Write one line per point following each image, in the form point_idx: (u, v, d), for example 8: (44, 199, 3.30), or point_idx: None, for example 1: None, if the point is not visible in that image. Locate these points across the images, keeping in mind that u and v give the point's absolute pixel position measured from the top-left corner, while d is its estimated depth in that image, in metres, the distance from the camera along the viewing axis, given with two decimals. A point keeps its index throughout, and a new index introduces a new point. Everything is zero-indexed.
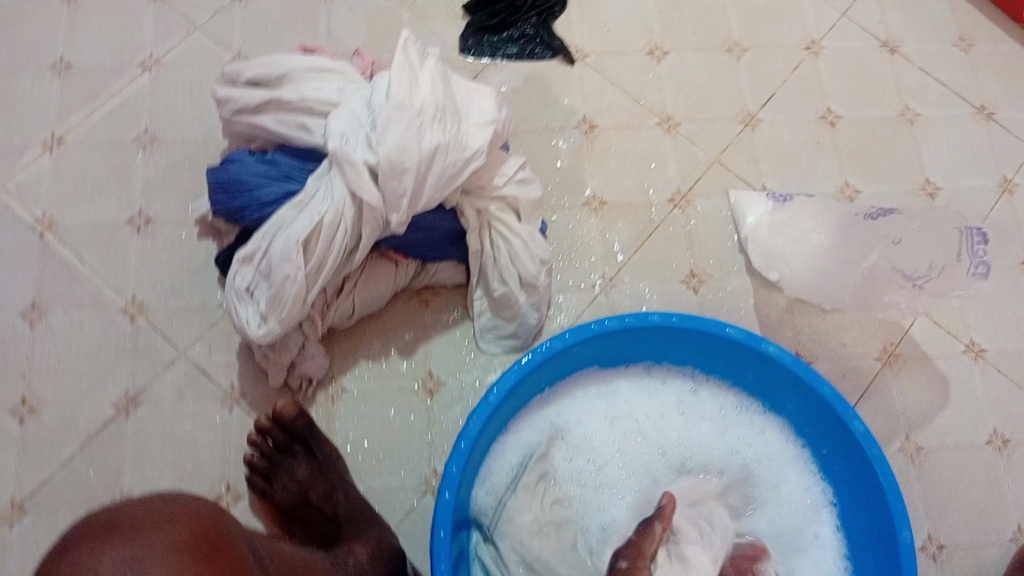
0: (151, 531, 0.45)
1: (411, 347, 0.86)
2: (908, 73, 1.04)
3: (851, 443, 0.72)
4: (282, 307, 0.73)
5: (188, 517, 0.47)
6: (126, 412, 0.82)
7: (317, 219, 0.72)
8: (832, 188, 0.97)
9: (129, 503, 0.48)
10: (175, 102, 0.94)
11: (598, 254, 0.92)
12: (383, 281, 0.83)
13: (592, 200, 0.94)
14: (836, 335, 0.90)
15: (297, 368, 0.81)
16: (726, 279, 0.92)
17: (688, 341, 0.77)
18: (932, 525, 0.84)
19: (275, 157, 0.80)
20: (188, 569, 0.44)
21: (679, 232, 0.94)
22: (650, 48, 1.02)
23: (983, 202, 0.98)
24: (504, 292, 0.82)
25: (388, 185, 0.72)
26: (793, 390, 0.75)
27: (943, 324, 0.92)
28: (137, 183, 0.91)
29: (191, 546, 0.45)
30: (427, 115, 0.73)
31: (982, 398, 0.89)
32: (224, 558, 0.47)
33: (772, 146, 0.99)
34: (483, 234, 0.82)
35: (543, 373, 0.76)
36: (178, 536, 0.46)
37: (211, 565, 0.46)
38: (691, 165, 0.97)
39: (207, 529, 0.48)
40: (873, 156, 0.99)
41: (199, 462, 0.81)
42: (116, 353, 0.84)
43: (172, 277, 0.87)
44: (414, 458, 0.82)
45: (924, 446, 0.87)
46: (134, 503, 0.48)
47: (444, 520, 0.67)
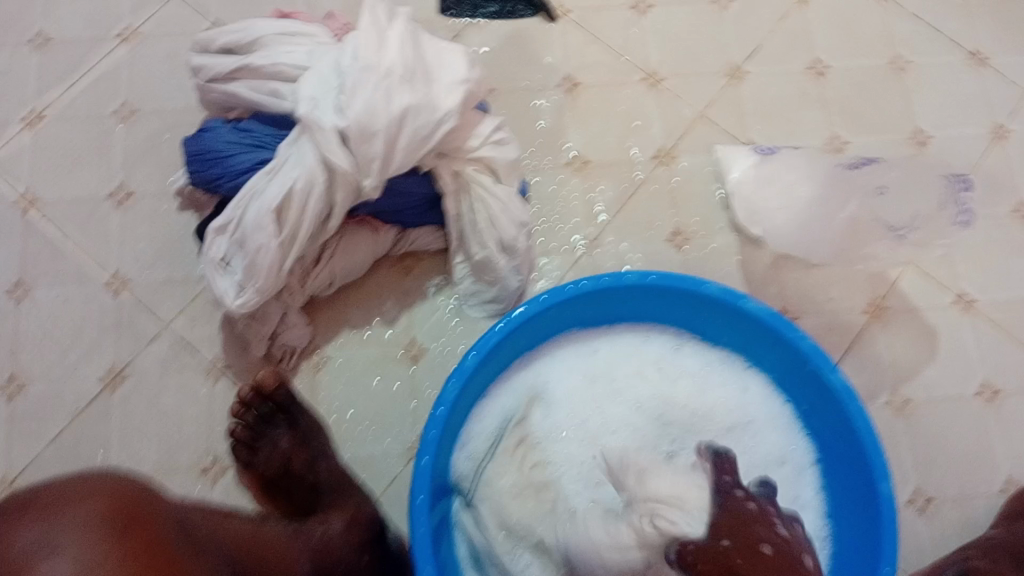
0: (67, 508, 0.45)
1: (394, 314, 0.86)
2: (900, 19, 1.01)
3: (831, 397, 0.72)
4: (258, 276, 0.73)
5: (107, 494, 0.47)
6: (112, 385, 0.82)
7: (288, 185, 0.72)
8: (820, 141, 0.95)
9: (58, 481, 0.48)
10: (153, 72, 0.94)
11: (581, 215, 0.91)
12: (362, 248, 0.82)
13: (575, 160, 0.93)
14: (822, 290, 0.89)
15: (279, 338, 0.82)
16: (710, 237, 0.91)
17: (668, 300, 0.76)
18: (919, 478, 0.84)
19: (250, 125, 0.80)
20: (102, 549, 0.44)
21: (663, 190, 0.93)
22: (633, 2, 1.00)
23: (976, 149, 0.96)
24: (484, 256, 0.82)
25: (358, 150, 0.71)
26: (773, 345, 0.75)
27: (932, 277, 0.90)
28: (116, 156, 0.90)
29: (105, 526, 0.45)
30: (396, 76, 0.72)
31: (972, 350, 0.88)
32: (140, 533, 0.46)
33: (758, 100, 0.97)
34: (460, 198, 0.81)
35: (522, 336, 0.76)
36: (91, 513, 0.45)
37: (126, 542, 0.45)
38: (675, 121, 0.96)
39: (124, 505, 0.47)
40: (862, 106, 0.97)
41: (185, 433, 0.81)
42: (101, 327, 0.84)
43: (154, 250, 0.87)
44: (398, 425, 0.82)
45: (912, 399, 0.86)
46: (55, 483, 0.48)
47: (423, 484, 0.67)
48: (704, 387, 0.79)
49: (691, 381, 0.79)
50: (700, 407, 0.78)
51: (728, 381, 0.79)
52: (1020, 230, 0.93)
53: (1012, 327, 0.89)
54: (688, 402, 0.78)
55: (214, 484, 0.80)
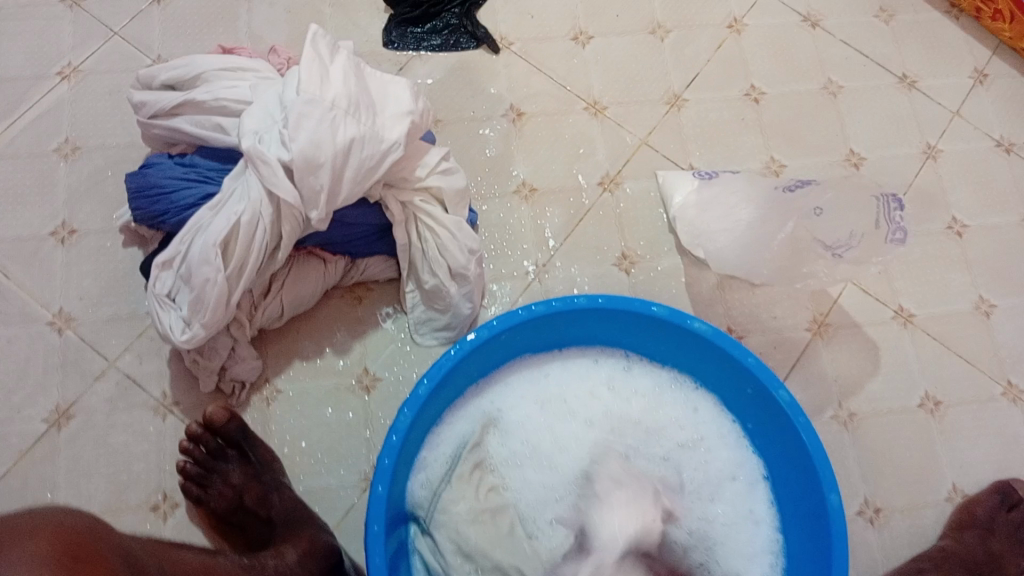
0: (15, 545, 0.46)
1: (346, 345, 0.86)
2: (830, 45, 1.05)
3: (778, 413, 0.73)
4: (204, 311, 0.73)
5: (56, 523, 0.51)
6: (58, 426, 0.81)
7: (234, 219, 0.72)
8: (759, 164, 0.98)
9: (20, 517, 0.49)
10: (95, 109, 0.93)
11: (530, 241, 0.93)
12: (312, 280, 0.82)
13: (522, 187, 0.95)
14: (767, 309, 0.92)
15: (228, 372, 0.81)
16: (657, 259, 0.93)
17: (618, 323, 0.78)
18: (868, 490, 0.86)
19: (194, 160, 0.80)
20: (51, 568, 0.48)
21: (610, 215, 0.95)
22: (574, 33, 1.02)
23: (908, 168, 1.00)
24: (434, 284, 0.82)
25: (304, 181, 0.72)
26: (720, 364, 0.77)
27: (872, 293, 0.93)
28: (59, 193, 0.89)
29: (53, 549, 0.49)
30: (340, 108, 0.73)
31: (913, 363, 0.91)
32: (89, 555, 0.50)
33: (699, 125, 0.99)
34: (409, 226, 0.82)
35: (474, 362, 0.76)
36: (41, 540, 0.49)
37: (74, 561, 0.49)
38: (619, 147, 0.98)
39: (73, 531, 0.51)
40: (799, 130, 1.00)
41: (134, 472, 0.80)
42: (45, 367, 0.83)
43: (99, 287, 0.86)
44: (353, 456, 0.82)
45: (858, 413, 0.88)
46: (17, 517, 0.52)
47: (378, 515, 0.67)
48: (655, 408, 0.80)
49: (643, 402, 0.80)
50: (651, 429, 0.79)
51: (679, 401, 0.81)
52: (953, 245, 0.96)
53: (950, 339, 0.92)
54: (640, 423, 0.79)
55: (164, 522, 0.79)
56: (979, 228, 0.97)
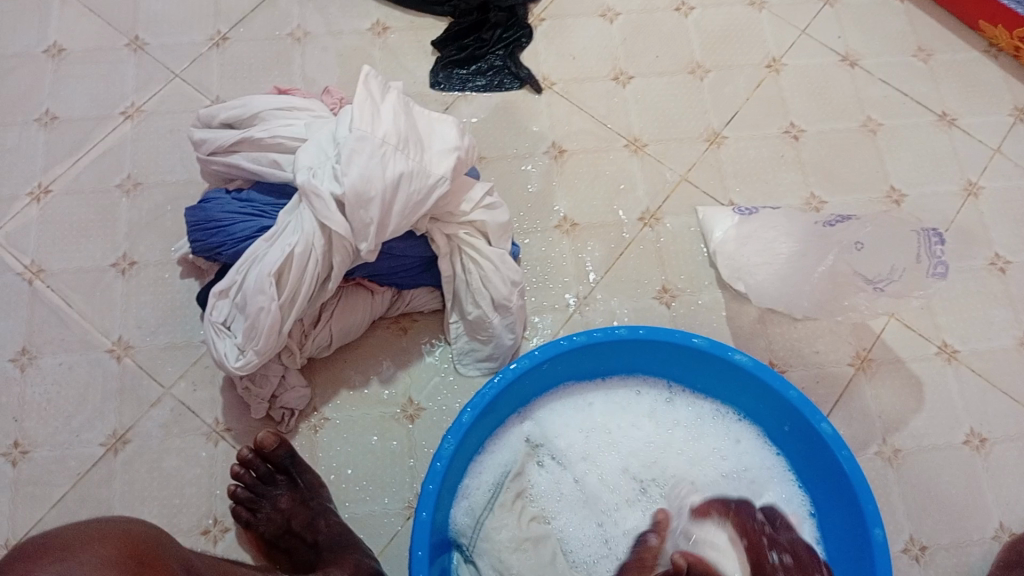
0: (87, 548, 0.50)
1: (392, 374, 0.88)
2: (869, 84, 1.06)
3: (820, 445, 0.74)
4: (258, 339, 0.76)
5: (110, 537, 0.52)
6: (114, 449, 0.84)
7: (287, 250, 0.75)
8: (798, 201, 0.99)
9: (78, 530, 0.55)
10: (155, 146, 0.98)
11: (572, 274, 0.94)
12: (359, 310, 0.85)
13: (564, 222, 0.97)
14: (808, 343, 0.92)
15: (278, 399, 0.84)
16: (697, 293, 0.94)
17: (659, 354, 0.79)
18: (913, 526, 0.85)
19: (250, 195, 0.83)
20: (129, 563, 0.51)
21: (651, 249, 0.96)
22: (614, 74, 1.05)
23: (949, 205, 1.00)
24: (478, 314, 0.84)
25: (355, 215, 0.74)
26: (762, 397, 0.77)
27: (914, 328, 0.93)
28: (121, 227, 0.93)
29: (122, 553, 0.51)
30: (391, 144, 0.75)
31: (957, 400, 0.90)
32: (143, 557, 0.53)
33: (737, 162, 1.01)
34: (454, 258, 0.84)
35: (516, 392, 0.78)
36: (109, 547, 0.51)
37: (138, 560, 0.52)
38: (658, 184, 0.99)
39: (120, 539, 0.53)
40: (838, 167, 1.01)
41: (186, 496, 0.82)
42: (103, 392, 0.86)
43: (156, 316, 0.89)
44: (396, 484, 0.84)
45: (901, 448, 0.88)
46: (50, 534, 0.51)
47: (421, 540, 0.68)
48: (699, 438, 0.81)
49: (686, 432, 0.81)
50: (695, 460, 0.80)
51: (723, 432, 0.81)
52: (997, 281, 0.96)
53: (994, 375, 0.92)
54: (681, 454, 0.80)
55: (214, 544, 0.81)
56: (1022, 264, 0.97)
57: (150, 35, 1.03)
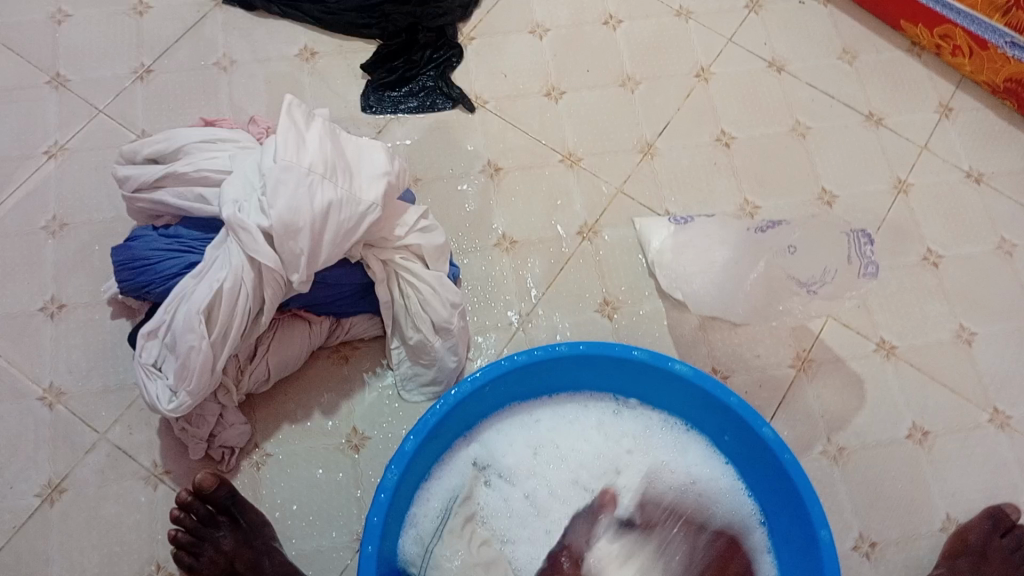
0: None
1: (334, 405, 0.87)
2: (797, 88, 1.08)
3: (764, 450, 0.74)
4: (190, 378, 0.74)
5: None
6: (50, 500, 0.81)
7: (216, 286, 0.73)
8: (733, 206, 1.00)
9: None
10: (82, 185, 0.95)
11: (513, 292, 0.94)
12: (297, 341, 0.84)
13: (503, 240, 0.97)
14: (749, 348, 0.93)
15: (217, 438, 0.82)
16: (639, 304, 0.94)
17: (601, 368, 0.79)
18: (862, 523, 0.86)
19: (178, 231, 0.81)
20: None
21: (590, 262, 0.96)
22: (547, 89, 1.05)
23: (879, 203, 1.02)
24: (419, 339, 0.84)
25: (285, 246, 0.73)
26: (706, 405, 0.77)
27: (852, 326, 0.94)
28: (47, 269, 0.91)
29: None
30: (317, 173, 0.74)
31: (898, 394, 0.92)
32: None
33: (672, 171, 1.02)
34: (391, 283, 0.83)
35: (461, 415, 0.77)
36: None
37: None
38: (595, 197, 1.00)
39: None
40: (771, 172, 1.02)
41: (126, 543, 0.80)
42: (36, 441, 0.83)
43: (88, 360, 0.87)
44: (343, 516, 0.82)
45: (846, 446, 0.89)
46: None
47: (368, 575, 0.67)
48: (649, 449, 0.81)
49: (634, 444, 0.81)
50: (645, 472, 0.80)
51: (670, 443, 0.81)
52: (930, 276, 0.98)
53: (932, 368, 0.93)
54: (632, 468, 0.80)
55: None
56: (953, 257, 0.99)
57: (72, 70, 1.01)
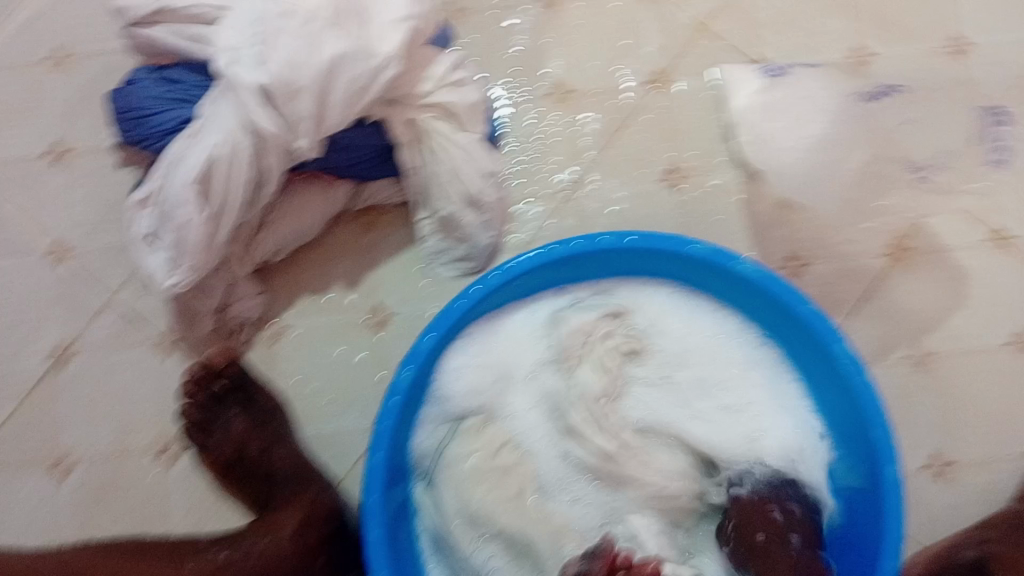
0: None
1: (357, 275, 0.79)
2: None
3: (833, 367, 0.64)
4: (189, 255, 0.66)
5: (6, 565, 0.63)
6: (61, 362, 0.77)
7: (209, 154, 0.63)
8: (839, 54, 0.83)
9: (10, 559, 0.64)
10: (82, 7, 0.83)
11: (564, 152, 0.81)
12: (314, 209, 0.74)
13: (555, 90, 0.83)
14: (839, 231, 0.79)
15: (230, 310, 0.75)
16: (710, 174, 0.81)
17: (652, 259, 0.68)
18: (941, 440, 0.76)
19: (176, 75, 0.71)
20: None
21: (659, 120, 0.82)
22: None
23: (1019, 58, 0.83)
24: (450, 212, 0.73)
25: (286, 108, 0.62)
26: (772, 310, 0.67)
27: (965, 212, 0.80)
28: (51, 107, 0.82)
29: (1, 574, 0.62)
30: (323, 20, 0.62)
31: (1006, 295, 0.78)
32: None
33: (769, 8, 0.84)
34: (417, 148, 0.71)
35: (487, 306, 0.68)
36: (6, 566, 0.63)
37: None
38: (671, 37, 0.84)
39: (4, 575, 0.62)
40: (892, 11, 0.84)
41: (140, 414, 0.76)
42: (46, 300, 0.79)
43: (97, 213, 0.80)
44: (364, 399, 0.77)
45: (936, 352, 0.77)
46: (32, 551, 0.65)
47: (376, 483, 0.61)
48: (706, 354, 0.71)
49: (687, 346, 0.72)
50: (696, 377, 0.71)
51: (729, 355, 0.71)
52: None
53: None
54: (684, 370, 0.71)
55: (171, 467, 0.75)
56: None
57: None
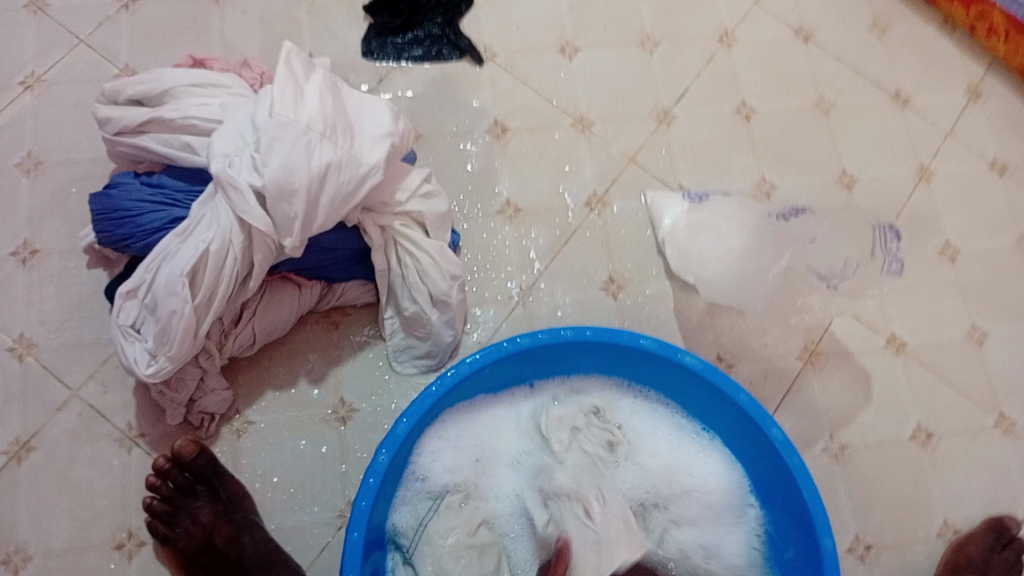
0: None
1: (321, 371, 0.82)
2: (824, 60, 1.02)
3: (769, 450, 0.72)
4: (172, 343, 0.69)
5: None
6: (16, 459, 0.77)
7: (202, 247, 0.68)
8: (750, 184, 0.96)
9: None
10: (59, 121, 0.89)
11: (515, 263, 0.90)
12: (285, 306, 0.79)
13: (506, 207, 0.91)
14: (757, 335, 0.89)
15: (196, 404, 0.77)
16: (644, 283, 0.90)
17: (608, 354, 0.75)
18: (859, 525, 0.84)
19: (161, 180, 0.75)
20: None
21: (597, 236, 0.92)
22: (561, 45, 0.99)
23: (901, 190, 0.97)
24: (415, 310, 0.79)
25: (278, 209, 0.68)
26: (712, 399, 0.75)
27: (865, 320, 0.91)
28: (20, 211, 0.85)
29: None
30: (316, 131, 0.68)
31: (905, 393, 0.89)
32: None
33: (688, 143, 0.97)
34: (389, 251, 0.78)
35: (456, 395, 0.74)
36: None
37: None
38: (606, 164, 0.95)
39: None
40: (792, 150, 0.97)
41: (97, 510, 0.76)
42: (3, 396, 0.79)
43: (62, 311, 0.82)
44: (327, 492, 0.79)
45: (848, 445, 0.86)
46: None
47: (354, 562, 0.64)
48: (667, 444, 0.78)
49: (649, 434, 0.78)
50: (657, 463, 0.77)
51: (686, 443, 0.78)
52: (948, 270, 0.94)
53: (942, 367, 0.90)
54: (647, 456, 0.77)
55: (128, 562, 0.75)
56: (972, 252, 0.95)
57: None
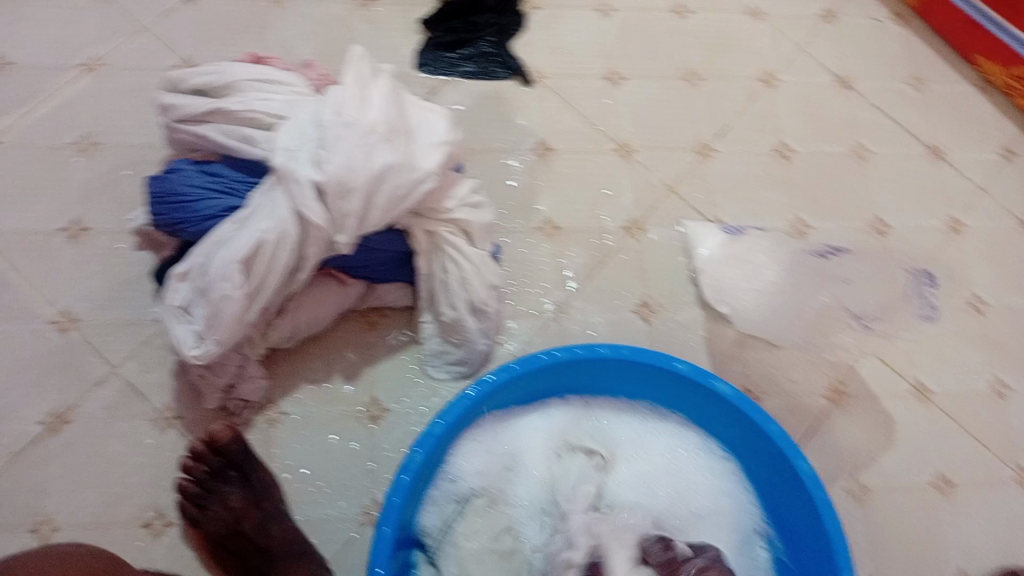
0: None
1: (356, 369, 0.84)
2: (862, 108, 1.05)
3: (794, 481, 0.73)
4: (219, 327, 0.70)
5: None
6: (52, 430, 0.78)
7: (258, 236, 0.69)
8: (784, 223, 0.97)
9: None
10: (119, 106, 0.91)
11: (551, 279, 0.91)
12: (328, 301, 0.81)
13: (545, 225, 0.93)
14: (784, 371, 0.90)
15: (234, 391, 0.79)
16: (676, 310, 0.92)
17: (642, 375, 0.77)
18: (877, 566, 0.84)
19: (219, 169, 0.77)
20: None
21: (633, 261, 0.93)
22: (607, 73, 1.02)
23: (933, 241, 0.99)
24: (453, 316, 0.81)
25: (334, 205, 0.70)
26: (740, 426, 0.76)
27: (890, 365, 0.92)
28: (75, 189, 0.87)
29: None
30: (377, 133, 0.70)
31: (926, 441, 0.89)
32: None
33: (726, 178, 0.99)
34: (433, 257, 0.79)
35: (490, 402, 0.75)
36: None
37: None
38: (646, 191, 0.97)
39: None
40: (828, 193, 0.99)
41: (126, 487, 0.77)
42: (44, 368, 0.80)
43: (108, 289, 0.84)
44: (354, 488, 0.80)
45: (869, 486, 0.87)
46: None
47: (382, 555, 0.65)
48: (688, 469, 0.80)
49: (671, 459, 0.80)
50: (678, 488, 0.79)
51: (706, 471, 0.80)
52: (974, 322, 0.96)
53: (964, 418, 0.91)
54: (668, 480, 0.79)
55: (154, 541, 0.76)
56: (999, 307, 0.97)
57: None
